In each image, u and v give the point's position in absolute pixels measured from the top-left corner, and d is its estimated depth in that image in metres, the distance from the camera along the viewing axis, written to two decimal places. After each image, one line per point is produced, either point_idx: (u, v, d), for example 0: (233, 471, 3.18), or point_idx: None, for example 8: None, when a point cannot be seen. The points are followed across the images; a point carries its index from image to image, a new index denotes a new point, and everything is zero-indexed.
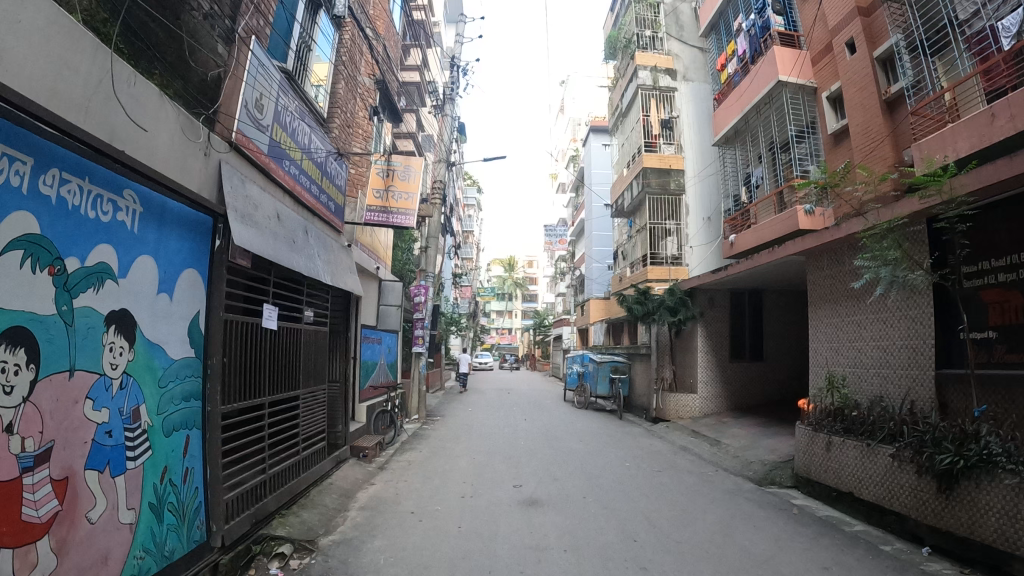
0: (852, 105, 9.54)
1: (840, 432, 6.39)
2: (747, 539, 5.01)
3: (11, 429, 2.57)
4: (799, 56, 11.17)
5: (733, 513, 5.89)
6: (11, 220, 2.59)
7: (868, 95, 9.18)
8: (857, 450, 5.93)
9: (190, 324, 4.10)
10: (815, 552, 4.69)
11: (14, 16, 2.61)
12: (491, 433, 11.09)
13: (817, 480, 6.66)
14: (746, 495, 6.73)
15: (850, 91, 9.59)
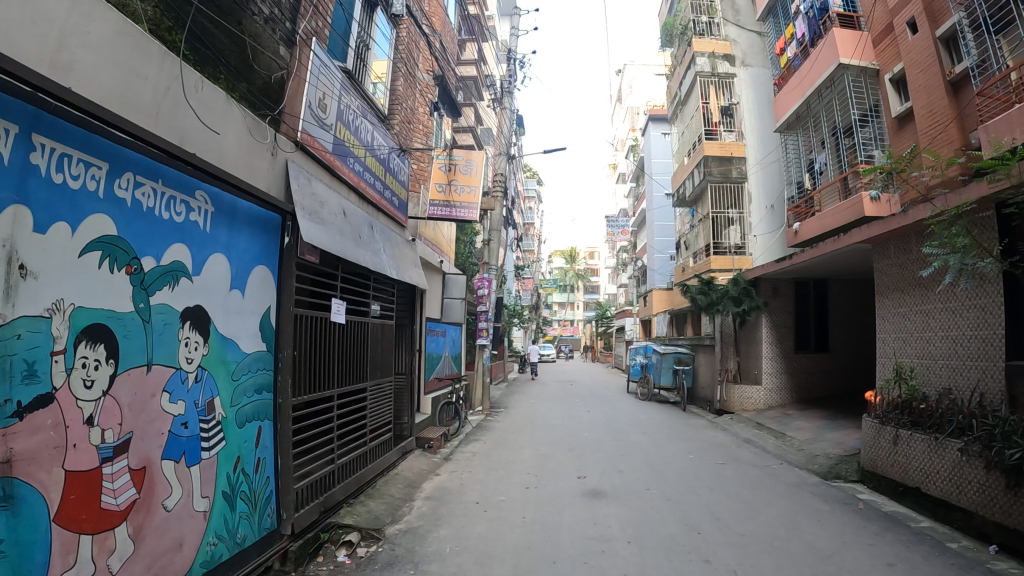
0: (916, 86, 9.21)
1: (907, 425, 6.21)
2: (812, 534, 4.89)
3: (91, 421, 2.71)
4: (861, 37, 10.78)
5: (797, 507, 5.77)
6: (89, 223, 2.71)
7: (931, 75, 8.83)
8: (925, 443, 5.75)
9: (262, 319, 4.23)
10: (879, 548, 4.56)
11: (84, 28, 2.72)
12: (554, 424, 11.12)
13: (883, 475, 6.48)
14: (810, 488, 6.59)
15: (913, 72, 9.26)
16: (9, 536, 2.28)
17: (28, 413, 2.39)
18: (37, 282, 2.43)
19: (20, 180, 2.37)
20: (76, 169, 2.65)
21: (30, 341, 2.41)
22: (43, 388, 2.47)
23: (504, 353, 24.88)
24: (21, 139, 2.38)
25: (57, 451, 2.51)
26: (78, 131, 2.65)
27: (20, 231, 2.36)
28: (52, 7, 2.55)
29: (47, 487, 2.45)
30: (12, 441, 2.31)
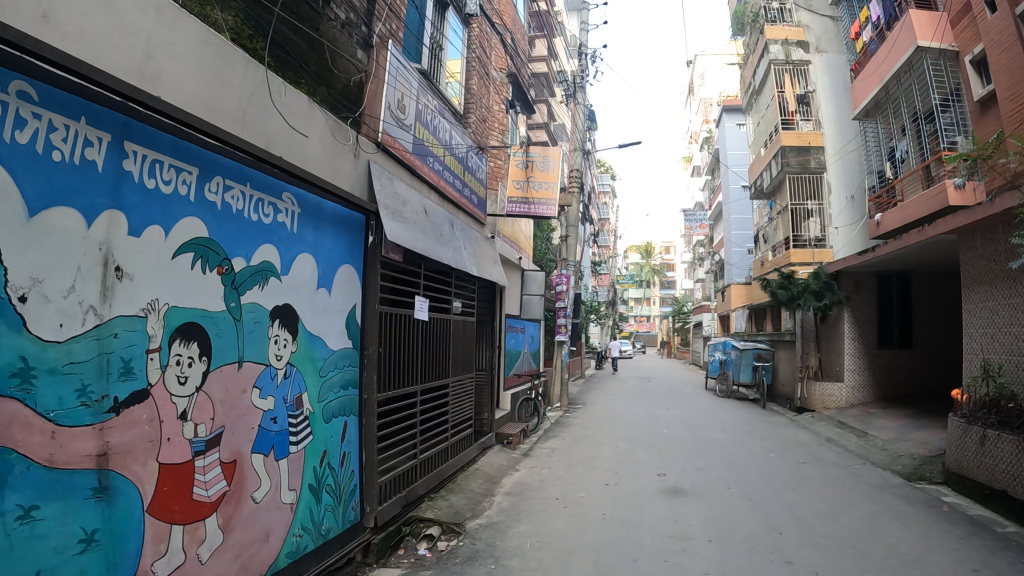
0: (998, 68, 8.73)
1: (995, 425, 5.90)
2: (896, 536, 4.71)
3: (185, 416, 2.83)
4: (937, 19, 10.31)
5: (882, 508, 5.56)
6: (181, 226, 2.83)
7: (1014, 56, 8.34)
8: (1013, 444, 5.44)
9: (348, 316, 4.33)
10: (965, 553, 4.34)
11: (169, 38, 2.82)
12: (633, 421, 11.02)
13: (969, 476, 6.16)
14: (896, 489, 6.33)
15: (993, 53, 8.78)
16: (104, 524, 2.39)
17: (124, 408, 2.51)
18: (132, 283, 2.56)
19: (114, 186, 2.49)
20: (168, 174, 2.77)
21: (126, 339, 2.53)
22: (140, 384, 2.59)
23: (582, 349, 24.81)
24: (113, 147, 2.49)
25: (152, 445, 2.63)
26: (168, 137, 2.76)
27: (115, 234, 2.48)
28: (139, 19, 2.66)
29: (141, 479, 2.57)
30: (109, 434, 2.43)
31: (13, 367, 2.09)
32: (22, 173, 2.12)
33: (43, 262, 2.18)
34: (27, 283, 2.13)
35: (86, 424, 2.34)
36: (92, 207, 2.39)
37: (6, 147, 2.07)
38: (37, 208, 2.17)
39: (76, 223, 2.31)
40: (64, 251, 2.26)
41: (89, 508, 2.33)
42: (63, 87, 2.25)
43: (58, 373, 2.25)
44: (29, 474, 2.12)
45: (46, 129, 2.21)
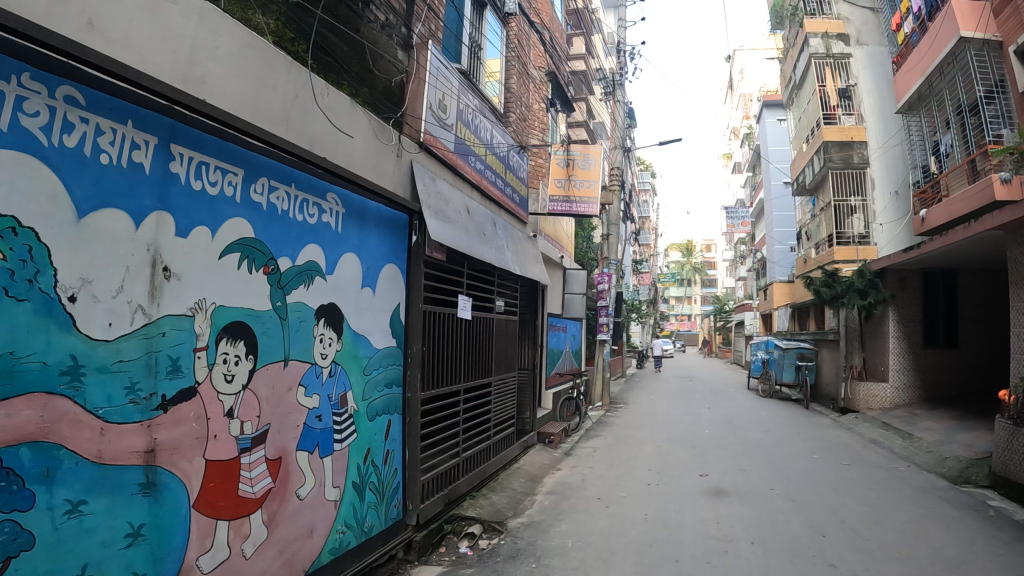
0: None
1: None
2: (941, 541, 4.59)
3: (231, 413, 2.88)
4: (982, 8, 10.06)
5: (928, 512, 5.43)
6: (228, 227, 2.88)
7: None
8: None
9: (392, 315, 4.37)
10: (1012, 558, 4.21)
11: (212, 42, 2.87)
12: (675, 421, 10.92)
13: (1017, 480, 5.96)
14: (941, 492, 6.18)
15: None
16: (150, 519, 2.44)
17: (172, 405, 2.56)
18: (179, 283, 2.61)
19: (161, 188, 2.54)
20: (214, 176, 2.81)
21: (174, 338, 2.58)
22: (187, 382, 2.64)
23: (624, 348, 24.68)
24: (160, 149, 2.54)
25: (199, 441, 2.69)
26: (214, 139, 2.81)
27: (162, 236, 2.53)
28: (183, 24, 2.70)
29: (188, 475, 2.63)
30: (157, 431, 2.48)
31: (64, 365, 2.15)
32: (71, 177, 2.18)
33: (92, 262, 2.24)
34: (76, 284, 2.18)
35: (134, 421, 2.40)
36: (139, 208, 2.44)
37: (53, 150, 2.12)
38: (85, 210, 2.22)
39: (124, 224, 2.36)
40: (113, 252, 2.31)
41: (136, 503, 2.38)
42: (110, 92, 2.29)
43: (107, 371, 2.30)
44: (77, 470, 2.18)
45: (93, 133, 2.26)
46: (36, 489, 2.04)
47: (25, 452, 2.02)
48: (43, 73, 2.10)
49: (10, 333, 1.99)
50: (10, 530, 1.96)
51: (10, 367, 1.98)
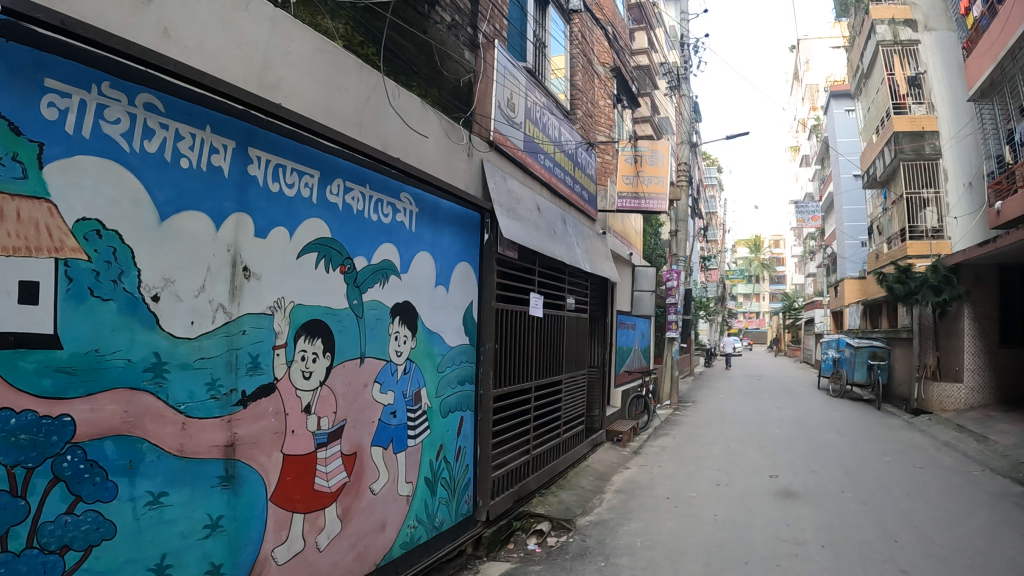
0: None
1: None
2: (1018, 549, 4.38)
3: (308, 409, 2.95)
4: None
5: (1005, 518, 5.20)
6: (305, 227, 2.95)
7: None
8: None
9: (465, 313, 4.41)
10: None
11: (285, 48, 2.94)
12: (744, 420, 10.72)
13: None
14: (1019, 498, 5.91)
15: None
16: (229, 511, 2.51)
17: (252, 401, 2.64)
18: (259, 282, 2.69)
19: (240, 190, 2.62)
20: (291, 177, 2.88)
21: (254, 336, 2.66)
22: (266, 378, 2.71)
23: (692, 345, 24.35)
24: (238, 153, 2.62)
25: (277, 436, 2.76)
26: (291, 142, 2.88)
27: (242, 236, 2.61)
28: (256, 31, 2.77)
29: (266, 469, 2.70)
30: (236, 426, 2.56)
31: (147, 362, 2.23)
32: (153, 181, 2.26)
33: (174, 263, 2.32)
34: (159, 284, 2.27)
35: (215, 416, 2.48)
36: (219, 210, 2.52)
37: (135, 156, 2.21)
38: (168, 213, 2.31)
39: (205, 226, 2.44)
40: (195, 253, 2.40)
41: (215, 495, 2.46)
42: (188, 99, 2.37)
43: (190, 368, 2.39)
44: (159, 462, 2.26)
45: (173, 139, 2.35)
46: (118, 481, 2.13)
47: (109, 445, 2.11)
48: (123, 82, 2.18)
49: (96, 331, 2.08)
50: (92, 519, 2.05)
51: (95, 363, 2.07)
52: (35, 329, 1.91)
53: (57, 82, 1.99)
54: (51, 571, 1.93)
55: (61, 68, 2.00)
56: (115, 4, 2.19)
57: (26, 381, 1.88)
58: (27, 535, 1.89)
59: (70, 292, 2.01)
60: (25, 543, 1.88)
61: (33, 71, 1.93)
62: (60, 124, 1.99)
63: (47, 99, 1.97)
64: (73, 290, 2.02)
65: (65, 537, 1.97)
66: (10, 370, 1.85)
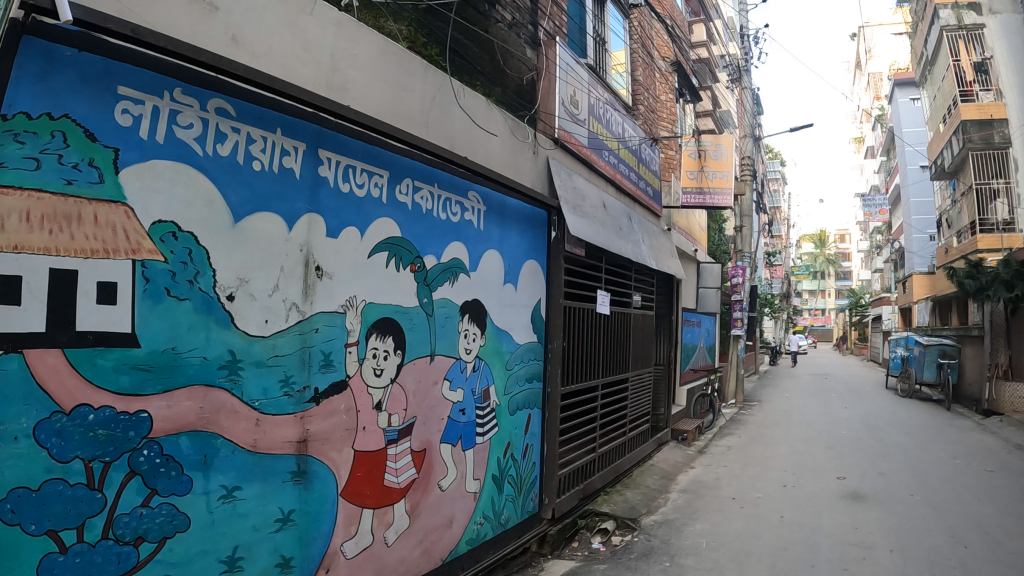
0: None
1: None
2: None
3: (379, 406, 2.99)
4: None
5: None
6: (375, 227, 2.99)
7: None
8: None
9: (533, 310, 4.41)
10: None
11: (351, 51, 2.98)
12: (810, 420, 10.45)
13: None
14: None
15: None
16: (300, 505, 2.57)
17: (324, 398, 2.69)
18: (331, 282, 2.74)
19: (312, 191, 2.67)
20: (361, 178, 2.92)
21: (327, 334, 2.71)
22: (338, 375, 2.76)
23: (757, 343, 23.93)
24: (309, 155, 2.66)
25: (349, 433, 2.81)
26: (360, 144, 2.92)
27: (314, 237, 2.66)
28: (322, 35, 2.81)
29: (338, 464, 2.76)
30: (309, 422, 2.62)
31: (222, 360, 2.29)
32: (226, 183, 2.32)
33: (248, 263, 2.38)
34: (234, 284, 2.33)
35: (288, 413, 2.53)
36: (292, 211, 2.57)
37: (208, 159, 2.27)
38: (241, 214, 2.37)
39: (277, 227, 2.50)
40: (268, 253, 2.45)
41: (287, 490, 2.52)
42: (258, 102, 2.42)
43: (265, 365, 2.45)
44: (233, 457, 2.32)
45: (244, 142, 2.40)
46: (193, 475, 2.19)
47: (185, 440, 2.17)
48: (194, 88, 2.24)
49: (172, 330, 2.14)
50: (167, 512, 2.11)
51: (172, 361, 2.13)
52: (113, 328, 1.98)
53: (130, 90, 2.06)
54: (126, 562, 1.99)
55: (132, 76, 2.06)
56: (185, 13, 2.25)
57: (104, 378, 1.95)
58: (103, 526, 1.95)
59: (147, 292, 2.07)
60: (101, 534, 1.94)
61: (107, 80, 2.00)
62: (134, 130, 2.05)
63: (121, 107, 2.03)
64: (150, 290, 2.08)
65: (139, 529, 2.03)
66: (88, 368, 1.91)
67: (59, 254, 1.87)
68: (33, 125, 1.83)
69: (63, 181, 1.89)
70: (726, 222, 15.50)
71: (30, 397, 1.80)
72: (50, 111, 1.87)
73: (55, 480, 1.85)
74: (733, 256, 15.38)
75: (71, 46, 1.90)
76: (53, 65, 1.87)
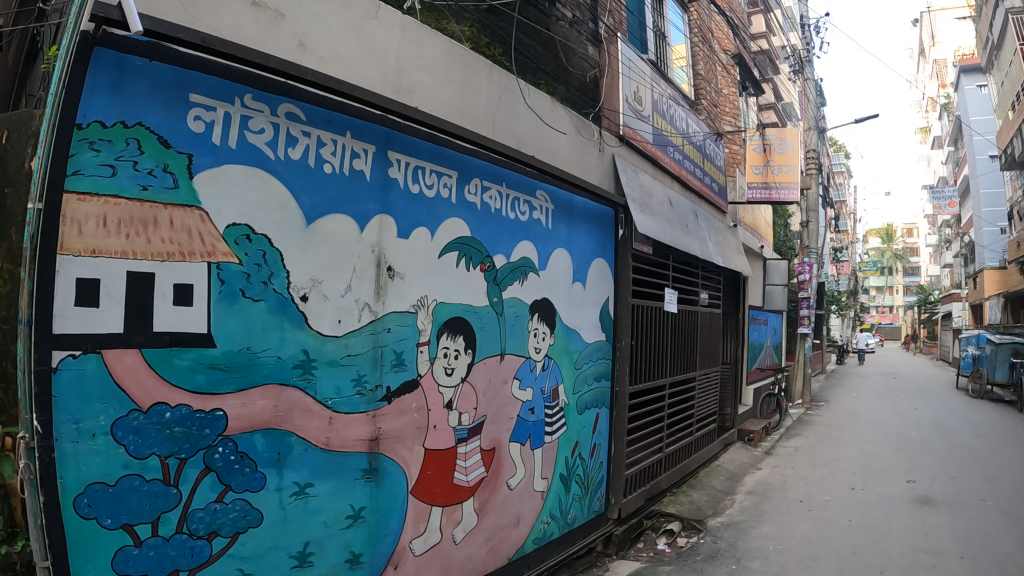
0: None
1: None
2: None
3: (450, 405, 3.02)
4: None
5: None
6: (446, 227, 3.02)
7: None
8: None
9: (602, 310, 4.40)
10: None
11: (416, 53, 3.01)
12: (879, 422, 10.14)
13: None
14: None
15: None
16: (370, 503, 2.61)
17: (396, 397, 2.73)
18: (403, 282, 2.78)
19: (383, 193, 2.71)
20: (430, 179, 2.95)
21: (398, 333, 2.75)
22: (410, 374, 2.80)
23: (824, 341, 23.34)
24: (378, 157, 2.70)
25: (419, 431, 2.85)
26: (428, 145, 2.95)
27: (385, 237, 2.70)
28: (387, 38, 2.85)
29: (408, 462, 2.79)
30: (381, 421, 2.66)
31: (296, 359, 2.34)
32: (298, 186, 2.37)
33: (322, 264, 2.43)
34: (308, 284, 2.38)
35: (361, 411, 2.58)
36: (363, 213, 2.62)
37: (280, 163, 2.31)
38: (314, 216, 2.41)
39: (349, 228, 2.54)
40: (340, 254, 2.50)
41: (358, 487, 2.56)
42: (328, 106, 2.46)
43: (338, 364, 2.49)
44: (306, 455, 2.37)
45: (315, 146, 2.45)
46: (266, 471, 2.24)
47: (260, 438, 2.23)
48: (265, 93, 2.29)
49: (247, 330, 2.19)
50: (240, 507, 2.16)
51: (247, 360, 2.19)
52: (191, 329, 2.04)
53: (202, 97, 2.11)
54: (199, 555, 2.05)
55: (203, 83, 2.11)
56: (252, 21, 2.30)
57: (181, 377, 2.01)
58: (177, 521, 2.00)
59: (222, 293, 2.13)
60: (175, 528, 1.99)
61: (179, 88, 2.05)
62: (207, 136, 2.11)
63: (194, 113, 2.08)
64: (226, 291, 2.14)
65: (213, 524, 2.08)
66: (165, 367, 1.97)
67: (136, 257, 1.93)
68: (108, 133, 1.89)
69: (139, 187, 1.95)
70: (791, 217, 15.20)
71: (109, 396, 1.86)
72: (124, 119, 1.92)
73: (132, 475, 1.90)
74: (800, 252, 15.07)
75: (142, 57, 1.95)
76: (126, 74, 1.92)
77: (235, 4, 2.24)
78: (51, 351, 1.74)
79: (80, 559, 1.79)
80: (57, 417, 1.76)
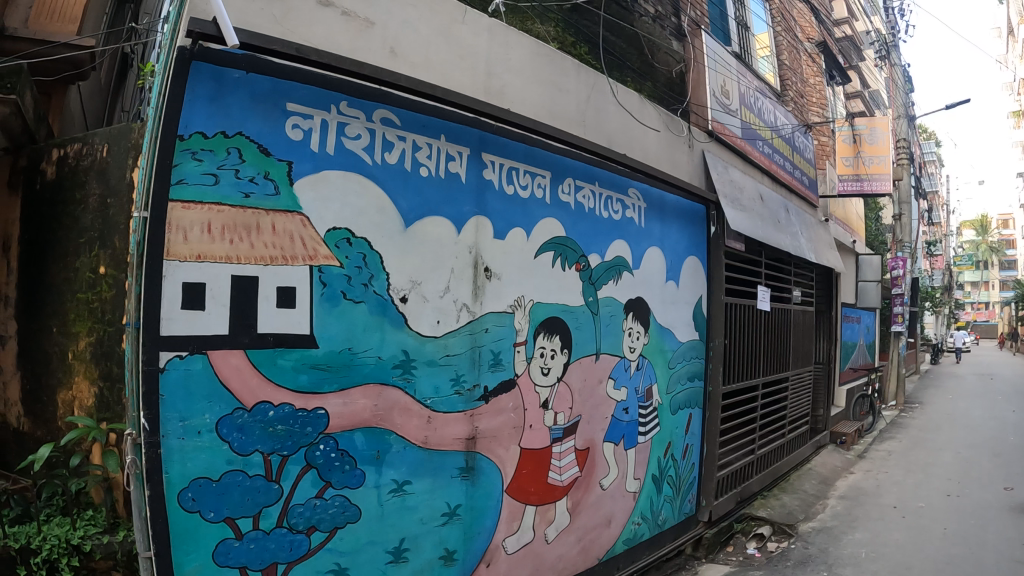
0: None
1: None
2: None
3: (546, 405, 3.04)
4: None
5: None
6: (541, 227, 3.04)
7: None
8: None
9: (695, 308, 4.33)
10: None
11: (504, 55, 3.04)
12: (979, 425, 9.63)
13: None
14: None
15: None
16: (465, 500, 2.64)
17: (493, 396, 2.76)
18: (500, 282, 2.81)
19: (478, 195, 2.74)
20: (524, 179, 2.98)
21: (496, 334, 2.78)
22: (506, 374, 2.83)
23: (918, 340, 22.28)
24: (473, 159, 2.73)
25: (515, 431, 2.87)
26: (521, 146, 2.97)
27: (481, 238, 2.74)
28: (474, 42, 2.89)
29: (503, 461, 2.82)
30: (477, 420, 2.69)
31: (396, 359, 2.40)
32: (396, 191, 2.43)
33: (420, 266, 2.48)
34: (407, 286, 2.44)
35: (459, 411, 2.62)
36: (459, 214, 2.66)
37: (377, 167, 2.38)
38: (411, 219, 2.47)
39: (446, 230, 2.59)
40: (437, 255, 2.55)
41: (454, 485, 2.60)
42: (421, 111, 2.51)
43: (436, 364, 2.54)
44: (404, 453, 2.42)
45: (410, 149, 2.50)
46: (365, 469, 2.30)
47: (361, 436, 2.29)
48: (361, 100, 2.35)
49: (349, 331, 2.26)
50: (339, 503, 2.23)
51: (348, 360, 2.25)
52: (294, 329, 2.12)
53: (299, 106, 2.18)
54: (297, 549, 2.11)
55: (301, 92, 2.19)
56: (344, 30, 2.36)
57: (284, 377, 2.09)
58: (278, 515, 2.07)
59: (325, 295, 2.20)
60: (276, 522, 2.06)
61: (275, 98, 2.13)
62: (305, 143, 2.18)
63: (291, 122, 2.16)
64: (328, 294, 2.21)
65: (312, 519, 2.15)
66: (269, 367, 2.06)
67: (239, 261, 2.02)
68: (210, 143, 1.97)
69: (241, 195, 2.03)
70: (883, 211, 14.59)
71: (214, 396, 1.94)
72: (224, 130, 2.01)
73: (235, 471, 1.98)
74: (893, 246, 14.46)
75: (239, 68, 2.03)
76: (224, 87, 2.01)
77: (327, 16, 2.31)
78: (158, 351, 1.83)
79: (183, 550, 1.88)
80: (164, 415, 1.86)
